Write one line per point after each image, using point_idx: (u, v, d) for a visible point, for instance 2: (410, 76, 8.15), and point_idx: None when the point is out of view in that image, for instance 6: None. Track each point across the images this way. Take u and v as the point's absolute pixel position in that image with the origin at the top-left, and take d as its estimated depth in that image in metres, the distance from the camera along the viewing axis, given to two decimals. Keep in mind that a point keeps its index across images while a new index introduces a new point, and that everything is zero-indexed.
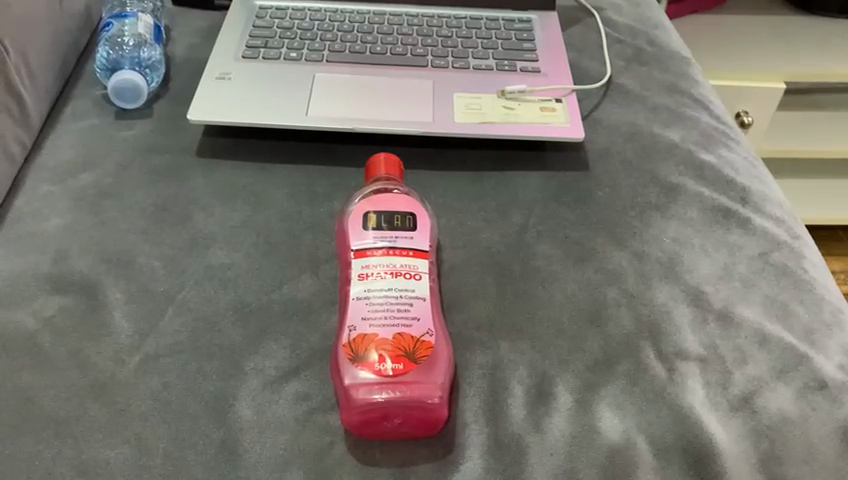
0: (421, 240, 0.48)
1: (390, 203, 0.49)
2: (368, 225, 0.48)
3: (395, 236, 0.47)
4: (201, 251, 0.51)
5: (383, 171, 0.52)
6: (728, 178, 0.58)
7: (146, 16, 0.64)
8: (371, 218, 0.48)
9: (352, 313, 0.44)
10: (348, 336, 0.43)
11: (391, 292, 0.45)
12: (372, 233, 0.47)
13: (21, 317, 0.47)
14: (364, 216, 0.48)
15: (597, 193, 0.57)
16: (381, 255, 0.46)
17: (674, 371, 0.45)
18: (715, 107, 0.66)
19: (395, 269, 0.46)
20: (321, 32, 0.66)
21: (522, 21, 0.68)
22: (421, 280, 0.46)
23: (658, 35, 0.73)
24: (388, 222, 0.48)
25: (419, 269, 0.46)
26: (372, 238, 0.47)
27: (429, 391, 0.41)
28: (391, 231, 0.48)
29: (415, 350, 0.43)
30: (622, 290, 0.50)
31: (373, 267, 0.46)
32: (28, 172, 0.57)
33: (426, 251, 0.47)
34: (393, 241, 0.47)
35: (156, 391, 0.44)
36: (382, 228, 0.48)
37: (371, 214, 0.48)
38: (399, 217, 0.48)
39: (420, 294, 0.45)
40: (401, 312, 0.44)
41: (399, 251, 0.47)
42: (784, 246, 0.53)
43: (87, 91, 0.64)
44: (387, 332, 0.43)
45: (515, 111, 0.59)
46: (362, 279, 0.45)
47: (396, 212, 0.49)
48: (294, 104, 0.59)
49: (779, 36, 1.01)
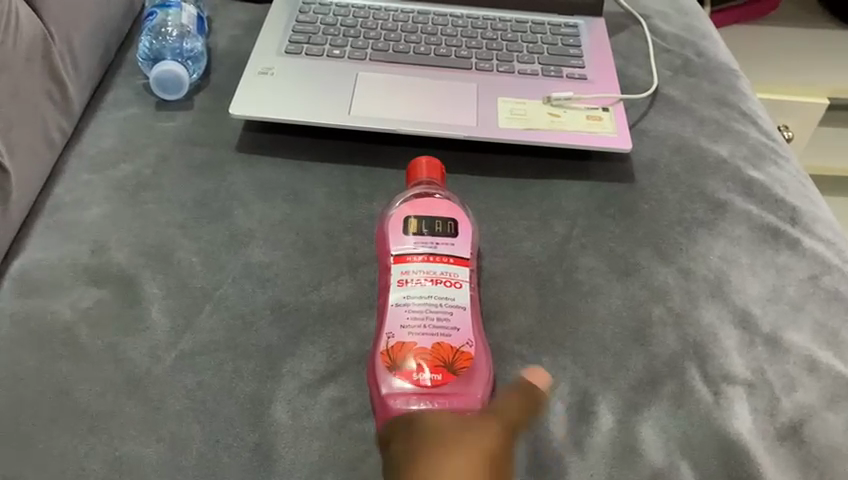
0: (462, 247, 0.47)
1: (432, 209, 0.48)
2: (409, 229, 0.47)
3: (435, 242, 0.46)
4: (240, 247, 0.51)
5: (426, 176, 0.51)
6: (777, 196, 0.57)
7: (190, 7, 0.64)
8: (412, 223, 0.47)
9: (391, 320, 0.43)
10: (387, 343, 0.43)
11: (431, 300, 0.44)
12: (412, 238, 0.46)
13: (58, 307, 0.46)
14: (405, 221, 0.47)
15: (642, 206, 0.55)
16: (421, 261, 0.45)
17: (721, 395, 0.44)
18: (763, 122, 0.64)
19: (436, 276, 0.45)
20: (365, 30, 0.65)
21: (569, 26, 0.67)
22: (462, 289, 0.45)
23: (706, 45, 0.71)
24: (429, 227, 0.47)
25: (460, 277, 0.45)
26: (413, 243, 0.46)
27: (468, 403, 0.41)
28: (433, 236, 0.47)
29: (454, 360, 0.42)
30: (667, 308, 0.48)
31: (413, 273, 0.45)
32: (68, 160, 0.56)
33: (466, 258, 0.46)
34: (434, 247, 0.46)
35: (192, 389, 0.43)
36: (423, 232, 0.47)
37: (412, 218, 0.47)
38: (440, 222, 0.47)
39: (461, 303, 0.44)
40: (441, 321, 0.43)
41: (440, 258, 0.46)
42: (835, 269, 0.52)
43: (128, 80, 0.63)
44: (426, 341, 0.42)
45: (560, 118, 0.58)
46: (401, 285, 0.45)
47: (438, 218, 0.47)
48: (336, 102, 0.58)
49: (825, 49, 0.98)
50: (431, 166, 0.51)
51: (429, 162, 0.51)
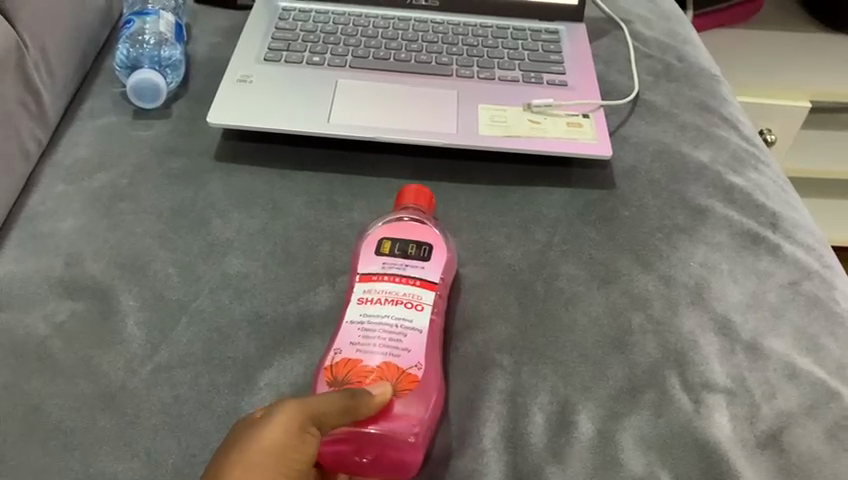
0: (433, 272, 0.46)
1: (408, 231, 0.48)
2: (380, 250, 0.46)
3: (405, 264, 0.46)
4: (218, 258, 0.50)
5: (413, 202, 0.50)
6: (758, 201, 0.57)
7: (168, 14, 0.63)
8: (385, 244, 0.47)
9: (342, 337, 0.43)
10: (333, 360, 0.42)
11: (387, 320, 0.43)
12: (380, 260, 0.46)
13: (32, 321, 0.46)
14: (377, 242, 0.47)
15: (623, 212, 0.55)
16: (383, 280, 0.45)
17: (701, 403, 0.44)
18: (744, 128, 0.64)
19: (397, 297, 0.44)
20: (345, 37, 0.64)
21: (550, 32, 0.67)
22: (422, 311, 0.44)
23: (688, 50, 0.71)
24: (400, 250, 0.46)
25: (423, 300, 0.44)
26: (381, 264, 0.46)
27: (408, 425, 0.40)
28: (403, 258, 0.46)
29: (398, 382, 0.41)
30: (648, 316, 0.48)
31: (373, 293, 0.44)
32: (43, 170, 0.56)
33: (435, 283, 0.45)
34: (403, 268, 0.45)
35: (168, 403, 0.43)
36: (394, 254, 0.46)
37: (386, 240, 0.47)
38: (414, 246, 0.47)
39: (418, 326, 0.43)
40: (394, 341, 0.42)
41: (406, 280, 0.45)
42: (815, 275, 0.52)
43: (105, 89, 0.63)
44: (373, 360, 0.41)
45: (540, 125, 0.58)
46: (360, 303, 0.44)
47: (412, 242, 0.47)
48: (315, 110, 0.58)
49: (807, 53, 0.99)
50: (419, 194, 0.51)
51: (417, 189, 0.51)
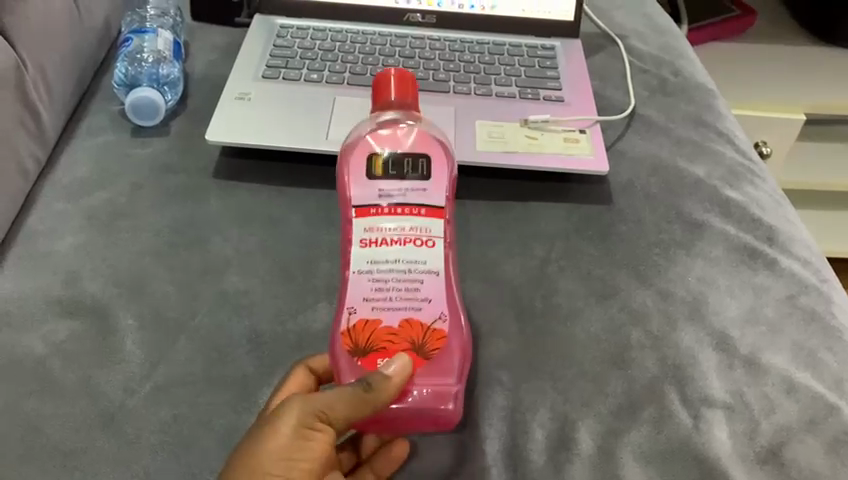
0: (437, 192, 0.42)
1: (400, 141, 0.43)
2: (374, 172, 0.42)
3: (404, 188, 0.41)
4: (217, 276, 0.50)
5: (397, 99, 0.44)
6: (754, 216, 0.57)
7: (165, 32, 0.64)
8: (377, 163, 0.42)
9: (353, 292, 0.40)
10: (349, 321, 0.39)
11: (398, 266, 0.40)
12: (376, 185, 0.41)
13: (30, 341, 0.46)
14: (369, 160, 0.42)
15: (620, 227, 0.55)
16: (386, 214, 0.41)
17: (700, 419, 0.44)
18: (740, 142, 0.65)
19: (404, 235, 0.40)
20: (342, 54, 0.65)
21: (546, 48, 0.68)
22: (434, 248, 0.41)
23: (683, 65, 0.72)
24: (396, 169, 0.42)
25: (433, 232, 0.41)
26: (377, 191, 0.41)
27: (441, 398, 0.39)
28: (402, 181, 0.42)
29: (424, 341, 0.39)
30: (647, 332, 0.48)
31: (377, 231, 0.40)
32: (41, 189, 0.56)
33: (442, 207, 0.41)
34: (403, 195, 0.41)
35: (166, 423, 0.42)
36: (390, 176, 0.42)
37: (378, 158, 0.42)
38: (411, 162, 0.42)
39: (433, 269, 0.40)
40: (409, 292, 0.40)
41: (410, 209, 0.41)
42: (812, 289, 0.52)
43: (103, 107, 0.63)
44: (392, 319, 0.39)
45: (538, 141, 0.58)
46: (364, 246, 0.40)
47: (407, 156, 0.42)
48: (314, 128, 0.58)
49: (800, 66, 0.99)
50: (401, 77, 0.44)
51: (398, 74, 0.44)
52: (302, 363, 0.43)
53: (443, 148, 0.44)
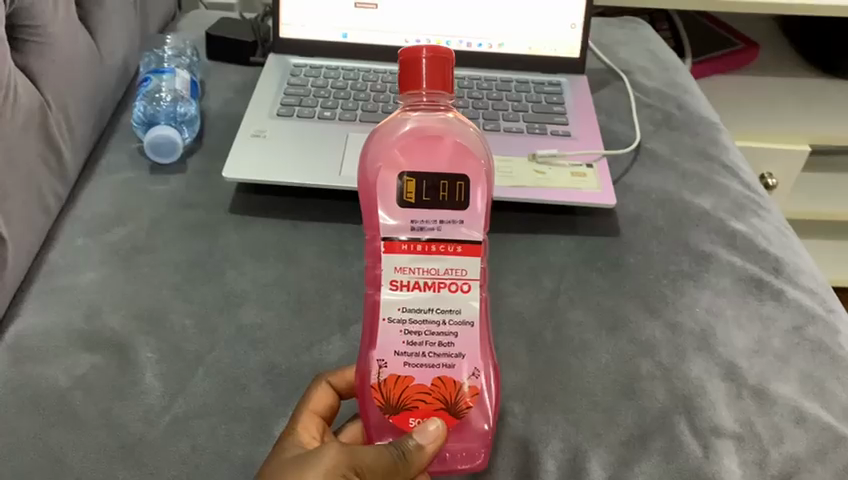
0: (475, 224, 0.39)
1: (433, 156, 0.39)
2: (405, 197, 0.39)
3: (439, 219, 0.39)
4: (233, 309, 0.52)
5: (427, 89, 0.39)
6: (760, 247, 0.58)
7: (183, 72, 0.66)
8: (409, 185, 0.39)
9: (383, 345, 0.39)
10: (379, 375, 0.39)
11: (431, 316, 0.39)
12: (407, 212, 0.38)
13: (52, 373, 0.47)
14: (399, 179, 0.39)
15: (628, 259, 0.56)
16: (418, 254, 0.38)
17: (710, 449, 0.44)
18: (744, 174, 0.66)
19: (439, 280, 0.39)
20: (354, 92, 0.67)
21: (552, 84, 0.70)
22: (469, 293, 0.39)
23: (687, 99, 0.73)
24: (430, 195, 0.38)
25: (469, 275, 0.39)
26: (409, 222, 0.39)
27: (472, 454, 0.42)
28: (435, 209, 0.38)
29: (457, 400, 0.40)
30: (656, 362, 0.49)
31: (408, 273, 0.39)
32: (62, 225, 0.57)
33: (479, 243, 0.39)
34: (438, 227, 0.39)
35: (185, 454, 0.43)
36: (423, 204, 0.38)
37: (408, 178, 0.39)
38: (446, 185, 0.39)
39: (467, 318, 0.39)
40: (443, 347, 0.39)
41: (447, 247, 0.39)
42: (819, 320, 0.52)
43: (122, 144, 0.65)
44: (424, 377, 0.39)
45: (545, 175, 0.60)
46: (394, 288, 0.39)
47: (443, 177, 0.39)
48: (327, 164, 0.59)
49: (804, 98, 1.01)
50: (434, 62, 0.38)
51: (429, 57, 0.38)
52: (326, 380, 0.44)
53: (483, 157, 0.40)
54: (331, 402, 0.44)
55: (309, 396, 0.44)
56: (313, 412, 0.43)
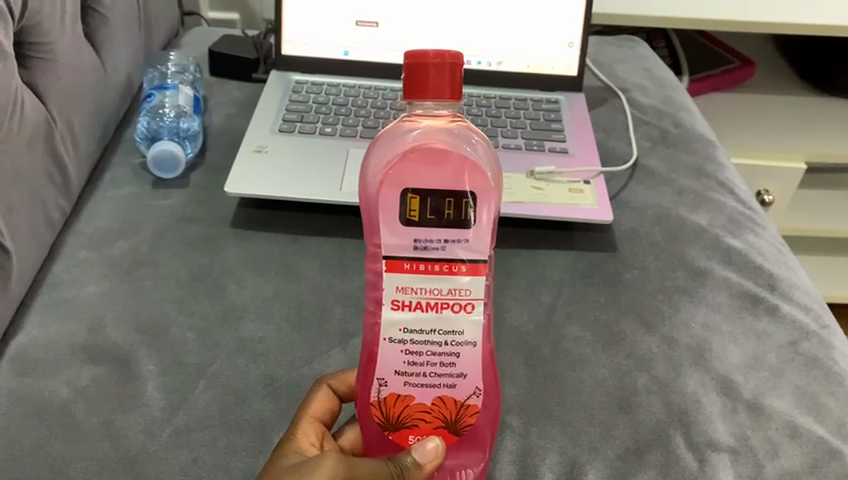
0: (480, 242, 0.38)
1: (438, 170, 0.37)
2: (409, 216, 0.37)
3: (443, 238, 0.38)
4: (234, 322, 0.52)
5: (433, 96, 0.37)
6: (755, 263, 0.58)
7: (186, 89, 0.68)
8: (413, 203, 0.37)
9: (384, 365, 0.39)
10: (379, 394, 0.40)
11: (433, 337, 0.39)
12: (410, 231, 0.37)
13: (55, 385, 0.47)
14: (403, 195, 0.37)
15: (625, 274, 0.57)
16: (420, 274, 0.38)
17: (706, 463, 0.45)
18: (740, 191, 0.67)
19: (442, 300, 0.38)
20: (355, 108, 0.68)
21: (550, 102, 0.71)
22: (473, 313, 0.39)
23: (683, 116, 0.74)
24: (435, 213, 0.37)
25: (473, 295, 0.38)
26: (412, 240, 0.38)
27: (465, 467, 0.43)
28: (440, 229, 0.37)
29: (457, 418, 0.40)
30: (652, 377, 0.50)
31: (410, 293, 0.38)
32: (65, 239, 0.58)
33: (484, 260, 0.38)
34: (442, 246, 0.38)
35: (186, 465, 0.44)
36: (427, 223, 0.37)
37: (411, 196, 0.37)
38: (450, 203, 0.37)
39: (470, 338, 0.39)
40: (445, 368, 0.39)
41: (452, 265, 0.38)
42: (813, 336, 0.53)
43: (126, 159, 0.66)
44: (425, 396, 0.40)
45: (543, 191, 0.60)
46: (395, 308, 0.38)
47: (448, 194, 0.37)
48: (327, 179, 0.60)
49: (800, 115, 1.02)
50: (441, 67, 0.36)
51: (436, 62, 0.36)
52: (326, 383, 0.45)
53: (490, 168, 0.38)
54: (331, 406, 0.45)
55: (310, 400, 0.45)
56: (314, 417, 0.44)
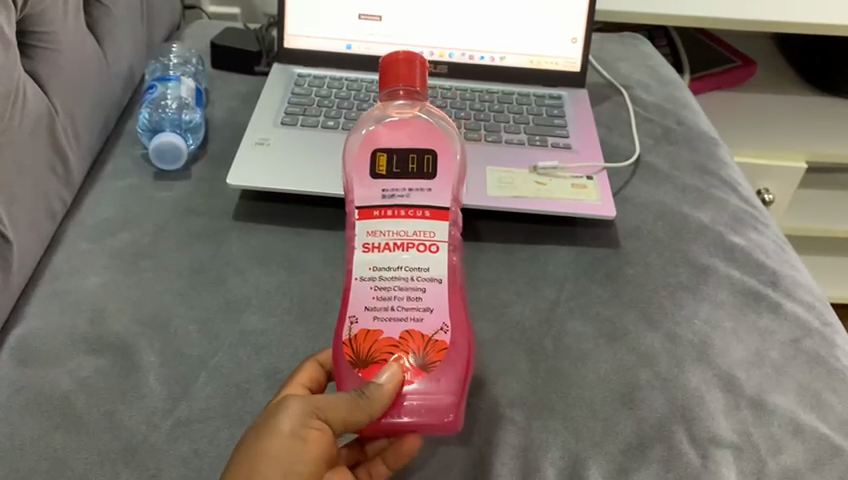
0: (441, 191, 0.42)
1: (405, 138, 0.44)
2: (378, 170, 0.43)
3: (409, 188, 0.42)
4: (236, 315, 0.52)
5: (402, 83, 0.44)
6: (758, 261, 0.58)
7: (188, 81, 0.67)
8: (381, 160, 0.43)
9: (354, 301, 0.41)
10: (350, 331, 0.41)
11: (401, 273, 0.41)
12: (379, 183, 0.42)
13: (56, 376, 0.47)
14: (373, 157, 0.43)
15: (628, 270, 0.57)
16: (390, 218, 0.42)
17: (708, 458, 0.45)
18: (743, 189, 0.67)
19: (408, 240, 0.41)
20: (357, 102, 0.68)
21: (553, 97, 0.71)
22: (437, 254, 0.41)
23: (686, 114, 0.74)
24: (401, 167, 0.43)
25: (436, 237, 0.42)
26: (380, 191, 0.42)
27: (440, 411, 0.40)
28: (405, 179, 0.42)
29: (424, 353, 0.40)
30: (655, 373, 0.49)
31: (379, 236, 0.42)
32: (66, 229, 0.58)
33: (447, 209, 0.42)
34: (407, 195, 0.42)
35: (187, 457, 0.43)
36: (393, 176, 0.43)
37: (381, 156, 0.43)
38: (415, 160, 0.43)
39: (435, 276, 0.41)
40: (411, 302, 0.41)
41: (416, 212, 0.42)
42: (816, 333, 0.53)
43: (127, 150, 0.65)
44: (393, 330, 0.40)
45: (546, 186, 0.60)
46: (366, 250, 0.42)
47: (412, 153, 0.43)
48: (330, 172, 0.60)
49: (802, 115, 1.02)
50: (409, 61, 0.44)
51: (405, 59, 0.43)
52: (313, 357, 0.45)
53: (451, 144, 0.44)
54: (319, 380, 0.45)
55: (297, 372, 0.44)
56: (298, 388, 0.44)
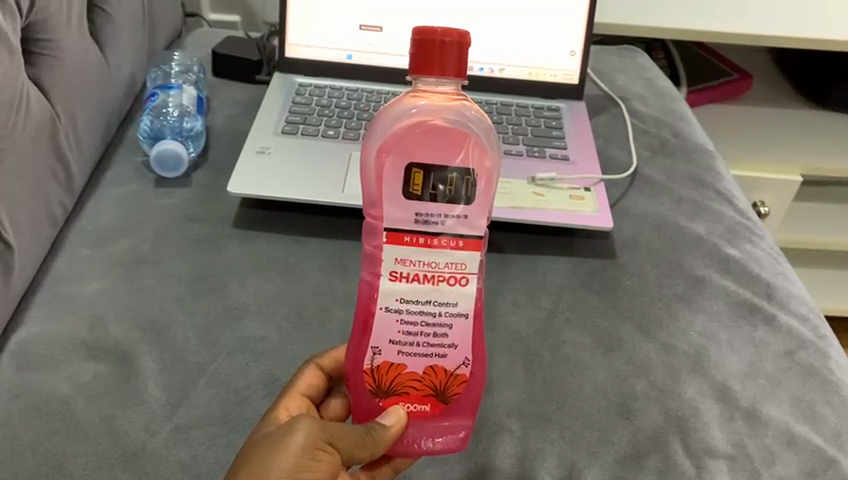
0: (479, 219, 0.38)
1: (443, 147, 0.38)
2: (411, 190, 0.38)
3: (444, 212, 0.38)
4: (235, 322, 0.52)
5: (437, 72, 0.37)
6: (753, 273, 0.59)
7: (190, 89, 0.68)
8: (417, 178, 0.38)
9: (379, 333, 0.40)
10: (373, 362, 0.40)
11: (428, 307, 0.39)
12: (412, 206, 0.38)
13: (56, 381, 0.47)
14: (406, 170, 0.38)
15: (624, 281, 0.58)
16: (420, 247, 0.38)
17: (703, 469, 0.45)
18: (738, 201, 0.67)
19: (437, 273, 0.39)
20: (357, 111, 0.68)
21: (551, 109, 0.72)
22: (467, 287, 0.39)
23: (682, 126, 0.75)
24: (437, 188, 0.38)
25: (467, 270, 0.39)
26: (414, 214, 0.38)
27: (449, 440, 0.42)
28: (441, 203, 0.38)
29: (446, 386, 0.41)
30: (650, 383, 0.50)
31: (408, 265, 0.39)
32: (67, 235, 0.58)
33: (480, 238, 0.39)
34: (442, 221, 0.38)
35: (186, 463, 0.44)
36: (429, 198, 0.38)
37: (416, 172, 0.38)
38: (453, 180, 0.38)
39: (463, 310, 0.40)
40: (438, 339, 0.40)
41: (449, 241, 0.39)
42: (810, 345, 0.53)
43: (128, 157, 0.66)
44: (417, 364, 0.40)
45: (544, 197, 0.61)
46: (393, 279, 0.39)
47: (451, 171, 0.38)
48: (330, 181, 0.60)
49: (797, 128, 1.03)
50: (448, 45, 0.36)
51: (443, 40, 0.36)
52: (313, 360, 0.45)
53: (491, 146, 0.39)
54: (320, 382, 0.45)
55: (298, 377, 0.45)
56: (300, 392, 0.44)
